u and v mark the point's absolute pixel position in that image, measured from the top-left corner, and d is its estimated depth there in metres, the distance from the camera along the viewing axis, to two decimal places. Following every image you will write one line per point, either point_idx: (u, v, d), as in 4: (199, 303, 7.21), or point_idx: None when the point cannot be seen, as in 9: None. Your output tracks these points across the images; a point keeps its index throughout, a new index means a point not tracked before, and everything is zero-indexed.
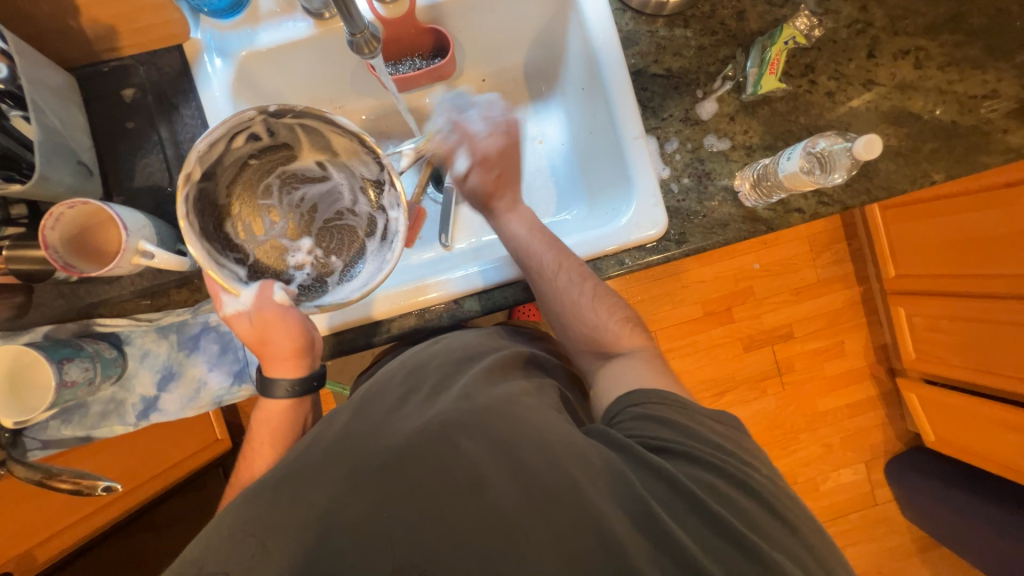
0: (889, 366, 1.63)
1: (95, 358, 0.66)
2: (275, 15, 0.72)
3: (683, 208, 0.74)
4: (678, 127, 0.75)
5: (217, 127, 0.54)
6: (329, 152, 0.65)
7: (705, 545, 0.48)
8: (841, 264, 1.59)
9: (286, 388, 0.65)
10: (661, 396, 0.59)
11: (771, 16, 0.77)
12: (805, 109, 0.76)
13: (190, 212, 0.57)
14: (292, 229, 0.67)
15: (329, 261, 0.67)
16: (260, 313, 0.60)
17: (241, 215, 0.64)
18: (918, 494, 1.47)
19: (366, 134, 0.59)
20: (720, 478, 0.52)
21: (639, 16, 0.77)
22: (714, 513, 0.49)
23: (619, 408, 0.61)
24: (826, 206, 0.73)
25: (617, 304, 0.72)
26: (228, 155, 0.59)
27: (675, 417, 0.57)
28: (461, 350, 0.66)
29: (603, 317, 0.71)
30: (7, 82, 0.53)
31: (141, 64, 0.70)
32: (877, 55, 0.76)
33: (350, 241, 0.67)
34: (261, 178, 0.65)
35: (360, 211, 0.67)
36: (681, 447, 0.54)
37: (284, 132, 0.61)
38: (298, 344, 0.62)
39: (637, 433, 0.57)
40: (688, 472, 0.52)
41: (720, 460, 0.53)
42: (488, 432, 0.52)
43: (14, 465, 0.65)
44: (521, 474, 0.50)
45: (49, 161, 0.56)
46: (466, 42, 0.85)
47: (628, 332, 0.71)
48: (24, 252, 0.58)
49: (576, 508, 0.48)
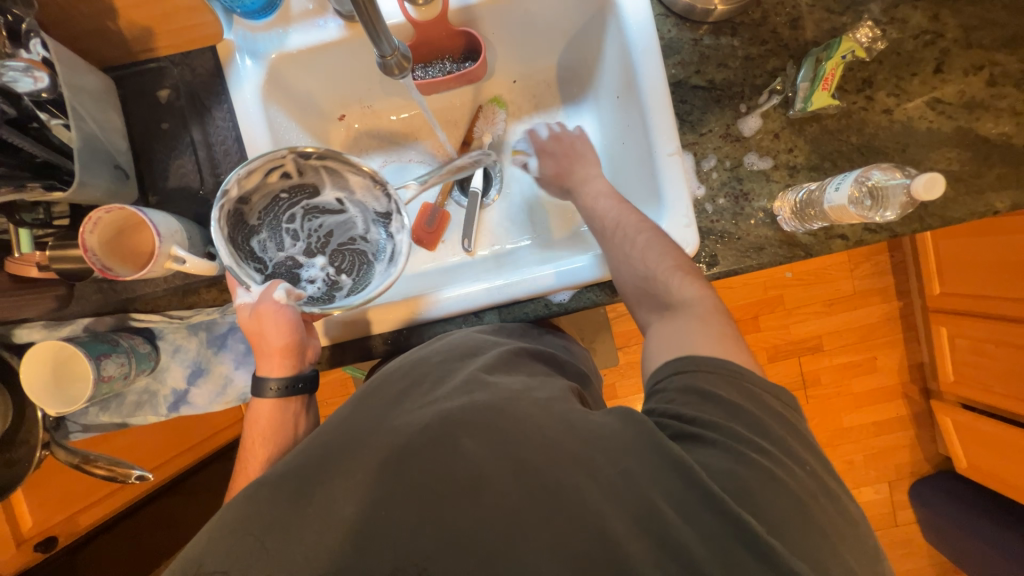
0: (923, 386, 1.55)
1: (130, 354, 0.69)
2: (307, 16, 0.72)
3: (717, 230, 0.70)
4: (717, 143, 0.71)
5: (252, 160, 0.59)
6: (350, 191, 0.67)
7: (729, 556, 0.42)
8: (880, 277, 1.50)
9: (274, 389, 0.66)
10: (717, 363, 0.54)
11: (829, 25, 0.71)
12: (859, 127, 0.70)
13: (222, 226, 0.60)
14: (309, 248, 0.69)
15: (340, 278, 0.69)
16: (259, 307, 0.63)
17: (267, 234, 0.67)
18: (944, 519, 1.41)
19: (378, 173, 0.63)
20: (760, 477, 0.46)
21: (682, 23, 0.72)
22: (740, 519, 0.43)
23: (669, 369, 0.56)
24: (873, 232, 0.68)
25: (675, 250, 0.65)
26: (263, 187, 0.63)
27: (720, 391, 0.52)
28: (465, 345, 0.65)
29: (659, 265, 0.64)
30: (49, 90, 0.55)
31: (175, 65, 0.70)
32: (946, 70, 0.69)
33: (359, 263, 0.69)
34: (290, 209, 0.67)
35: (371, 239, 0.69)
36: (715, 437, 0.49)
37: (312, 174, 0.65)
38: (287, 343, 0.64)
39: (671, 407, 0.53)
40: (713, 461, 0.48)
41: (758, 451, 0.48)
42: (492, 431, 0.51)
43: (56, 448, 0.71)
44: (527, 484, 0.47)
45: (88, 167, 0.58)
46: (498, 44, 0.83)
47: (684, 281, 0.64)
48: (67, 252, 0.61)
49: (577, 511, 0.45)
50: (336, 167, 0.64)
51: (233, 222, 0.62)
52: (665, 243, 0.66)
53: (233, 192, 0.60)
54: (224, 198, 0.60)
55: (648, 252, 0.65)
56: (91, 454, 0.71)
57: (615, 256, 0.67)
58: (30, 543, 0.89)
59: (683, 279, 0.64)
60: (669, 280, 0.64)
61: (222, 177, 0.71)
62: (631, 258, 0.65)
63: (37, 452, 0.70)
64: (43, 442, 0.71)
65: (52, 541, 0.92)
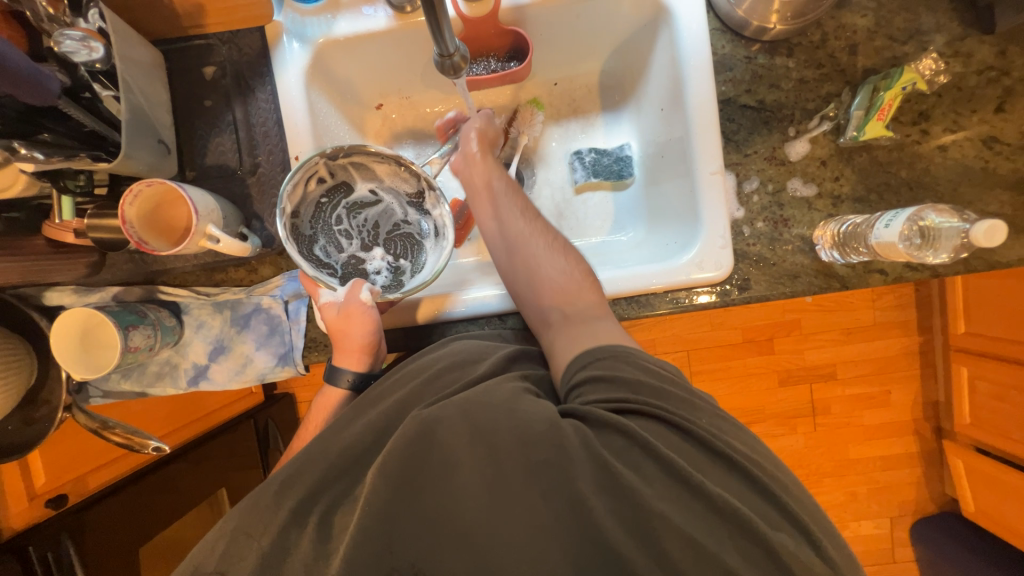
0: (937, 426, 1.51)
1: (156, 326, 0.70)
2: (356, 3, 0.71)
3: (752, 253, 0.69)
4: (761, 165, 0.70)
5: (292, 175, 0.63)
6: (379, 179, 0.71)
7: (705, 529, 0.43)
8: (903, 310, 1.46)
9: (348, 379, 0.68)
10: (606, 350, 0.57)
11: (890, 53, 0.69)
12: (911, 161, 0.68)
13: (289, 241, 0.64)
14: (363, 243, 0.73)
15: (400, 262, 0.73)
16: (345, 308, 0.66)
17: (324, 240, 0.70)
18: (944, 561, 1.38)
19: (400, 154, 0.68)
20: (679, 434, 0.49)
21: (737, 39, 0.71)
22: (689, 475, 0.45)
23: (573, 363, 0.58)
24: (913, 270, 0.66)
25: (579, 259, 0.69)
26: (305, 197, 0.67)
27: (625, 370, 0.54)
28: (464, 352, 0.62)
29: (563, 270, 0.67)
30: (101, 61, 0.54)
31: (223, 43, 0.70)
32: (1007, 109, 0.67)
33: (411, 244, 0.73)
34: (333, 212, 0.71)
35: (413, 219, 0.73)
36: (645, 406, 0.50)
37: (342, 172, 0.69)
38: (369, 341, 0.67)
39: (587, 400, 0.53)
40: (648, 428, 0.49)
41: (675, 410, 0.50)
42: (489, 438, 0.48)
43: (77, 412, 0.72)
44: (498, 461, 0.46)
45: (133, 141, 0.59)
46: (543, 46, 0.81)
47: (591, 283, 0.66)
48: (105, 222, 0.61)
49: (554, 488, 0.45)
50: (362, 159, 0.68)
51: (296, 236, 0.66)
52: (570, 252, 0.70)
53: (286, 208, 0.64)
54: (281, 214, 0.63)
55: (548, 260, 0.68)
56: (109, 421, 0.73)
57: (513, 264, 0.69)
58: (42, 499, 0.84)
59: (586, 283, 0.66)
60: (573, 283, 0.66)
61: (260, 158, 0.71)
62: (531, 263, 0.67)
63: (59, 414, 0.71)
64: (65, 404, 0.72)
65: (63, 498, 0.86)
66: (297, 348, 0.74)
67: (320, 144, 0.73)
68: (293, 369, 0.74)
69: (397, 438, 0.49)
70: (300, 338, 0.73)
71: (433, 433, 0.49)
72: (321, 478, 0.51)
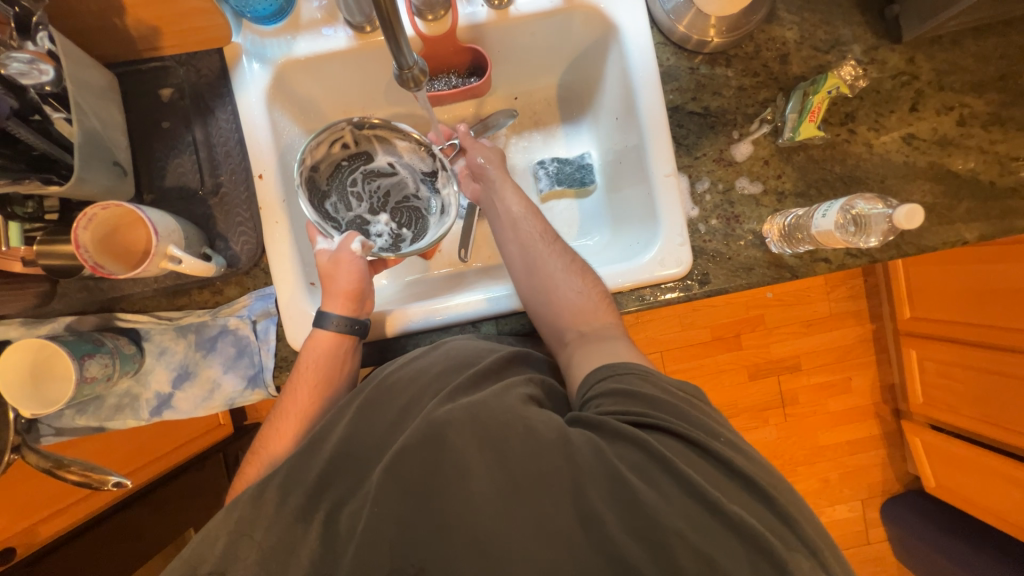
0: (894, 407, 1.60)
1: (115, 354, 0.67)
2: (316, 24, 0.73)
3: (709, 249, 0.73)
4: (710, 166, 0.75)
5: (318, 134, 0.68)
6: (398, 155, 0.76)
7: (716, 543, 0.43)
8: (855, 300, 1.56)
9: (335, 325, 0.65)
10: (629, 367, 0.57)
11: (815, 62, 0.76)
12: (842, 158, 0.75)
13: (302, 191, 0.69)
14: (372, 207, 0.78)
15: (402, 232, 0.77)
16: (337, 254, 0.67)
17: (337, 198, 0.75)
18: (913, 537, 1.45)
19: (425, 139, 0.73)
20: (675, 437, 0.50)
21: (680, 52, 0.76)
22: (706, 492, 0.45)
23: (589, 384, 0.58)
24: (854, 257, 0.71)
25: (596, 281, 0.69)
26: (327, 156, 0.72)
27: (646, 388, 0.54)
28: (463, 356, 0.61)
29: (579, 291, 0.67)
30: (51, 83, 0.54)
31: (181, 65, 0.70)
32: (920, 109, 0.75)
33: (416, 218, 0.78)
34: (350, 175, 0.76)
35: (423, 196, 0.78)
36: (666, 424, 0.50)
37: (366, 141, 0.74)
38: (356, 288, 0.66)
39: (606, 412, 0.53)
40: (667, 445, 0.49)
41: (694, 430, 0.50)
42: (500, 450, 0.48)
43: (28, 452, 0.68)
44: (507, 472, 0.47)
45: (87, 164, 0.58)
46: (502, 63, 0.85)
47: (604, 306, 0.67)
48: (56, 248, 0.59)
49: (563, 497, 0.46)
50: (384, 134, 0.73)
51: (309, 189, 0.71)
52: (587, 273, 0.70)
53: (307, 161, 0.69)
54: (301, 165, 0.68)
55: (565, 282, 0.68)
56: (65, 458, 0.68)
57: (530, 284, 0.69)
58: None
59: (601, 307, 0.67)
60: (588, 306, 0.66)
61: (222, 178, 0.70)
62: (549, 285, 0.68)
63: (6, 455, 0.66)
64: (12, 445, 0.67)
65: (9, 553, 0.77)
66: (268, 368, 0.72)
67: (284, 162, 0.73)
68: (264, 390, 0.72)
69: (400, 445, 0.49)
70: (269, 358, 0.71)
71: (437, 443, 0.49)
72: (307, 493, 0.50)
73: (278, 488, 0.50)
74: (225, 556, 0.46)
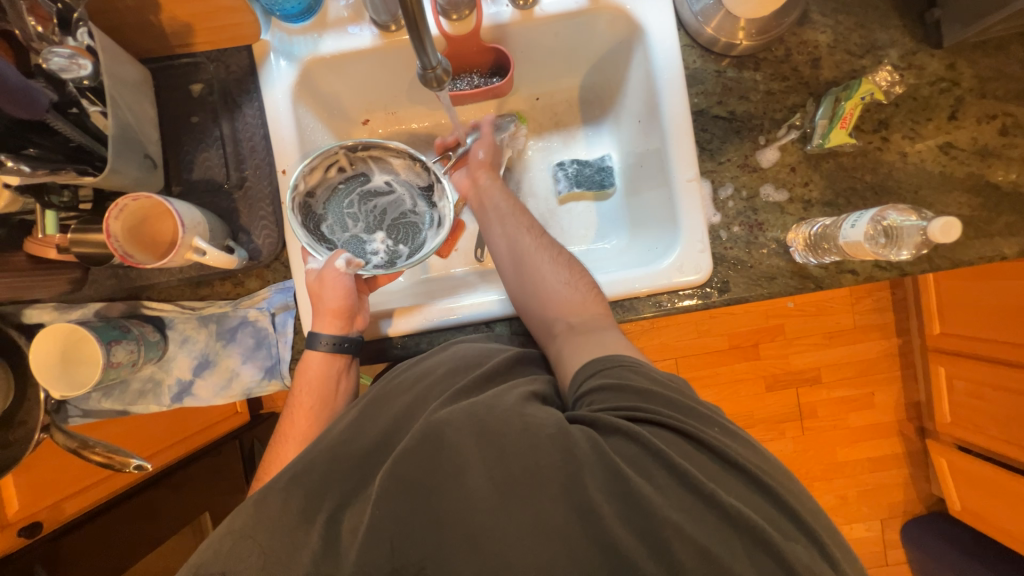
0: (920, 426, 1.54)
1: (140, 341, 0.69)
2: (342, 22, 0.73)
3: (730, 256, 0.71)
4: (734, 172, 0.73)
5: (312, 159, 0.68)
6: (395, 172, 0.75)
7: (715, 536, 0.43)
8: (881, 313, 1.51)
9: (326, 344, 0.67)
10: (615, 358, 0.57)
11: (849, 66, 0.73)
12: (874, 166, 0.72)
13: (295, 215, 0.68)
14: (368, 226, 0.76)
15: (398, 248, 0.76)
16: (323, 272, 0.67)
17: (332, 221, 0.74)
18: (935, 561, 1.39)
19: (416, 152, 0.72)
20: (666, 428, 0.49)
21: (707, 54, 0.75)
22: (701, 484, 0.45)
23: (579, 379, 0.57)
24: (882, 269, 0.69)
25: (582, 274, 0.69)
26: (323, 181, 0.72)
27: (633, 378, 0.54)
28: (466, 356, 0.62)
29: (564, 282, 0.67)
30: (90, 78, 0.56)
31: (211, 61, 0.72)
32: (959, 117, 0.71)
33: (413, 233, 0.77)
34: (347, 197, 0.75)
35: (420, 212, 0.77)
36: (657, 414, 0.50)
37: (362, 163, 0.74)
38: (343, 305, 0.66)
39: (596, 407, 0.52)
40: (661, 437, 0.48)
41: (685, 420, 0.50)
42: (495, 442, 0.48)
43: (56, 431, 0.70)
44: (505, 464, 0.47)
45: (120, 155, 0.60)
46: (525, 63, 0.85)
47: (593, 296, 0.67)
48: (89, 236, 0.61)
49: (560, 492, 0.45)
50: (378, 151, 0.72)
51: (305, 213, 0.71)
52: (574, 265, 0.70)
53: (301, 187, 0.69)
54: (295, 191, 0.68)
55: (552, 272, 0.68)
56: (90, 440, 0.71)
57: (517, 278, 0.69)
58: (16, 527, 0.78)
59: (589, 298, 0.66)
60: (576, 297, 0.66)
61: (247, 172, 0.72)
62: (535, 277, 0.68)
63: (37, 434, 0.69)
64: (42, 424, 0.70)
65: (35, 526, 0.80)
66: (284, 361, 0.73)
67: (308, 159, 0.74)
68: (279, 382, 0.73)
69: (406, 441, 0.50)
70: (286, 350, 0.72)
71: (440, 440, 0.49)
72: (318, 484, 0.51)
73: (289, 479, 0.51)
74: (237, 542, 0.47)
